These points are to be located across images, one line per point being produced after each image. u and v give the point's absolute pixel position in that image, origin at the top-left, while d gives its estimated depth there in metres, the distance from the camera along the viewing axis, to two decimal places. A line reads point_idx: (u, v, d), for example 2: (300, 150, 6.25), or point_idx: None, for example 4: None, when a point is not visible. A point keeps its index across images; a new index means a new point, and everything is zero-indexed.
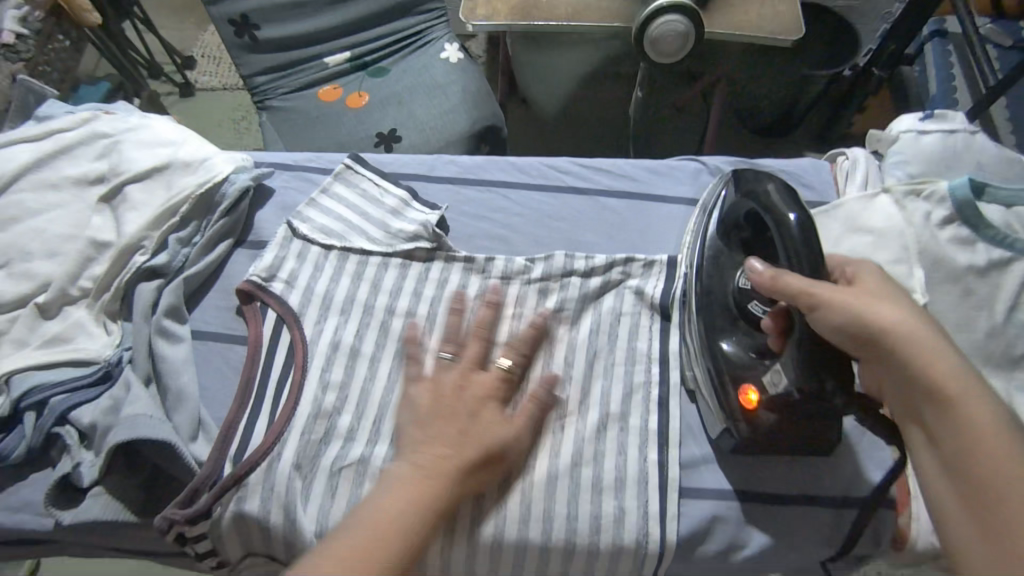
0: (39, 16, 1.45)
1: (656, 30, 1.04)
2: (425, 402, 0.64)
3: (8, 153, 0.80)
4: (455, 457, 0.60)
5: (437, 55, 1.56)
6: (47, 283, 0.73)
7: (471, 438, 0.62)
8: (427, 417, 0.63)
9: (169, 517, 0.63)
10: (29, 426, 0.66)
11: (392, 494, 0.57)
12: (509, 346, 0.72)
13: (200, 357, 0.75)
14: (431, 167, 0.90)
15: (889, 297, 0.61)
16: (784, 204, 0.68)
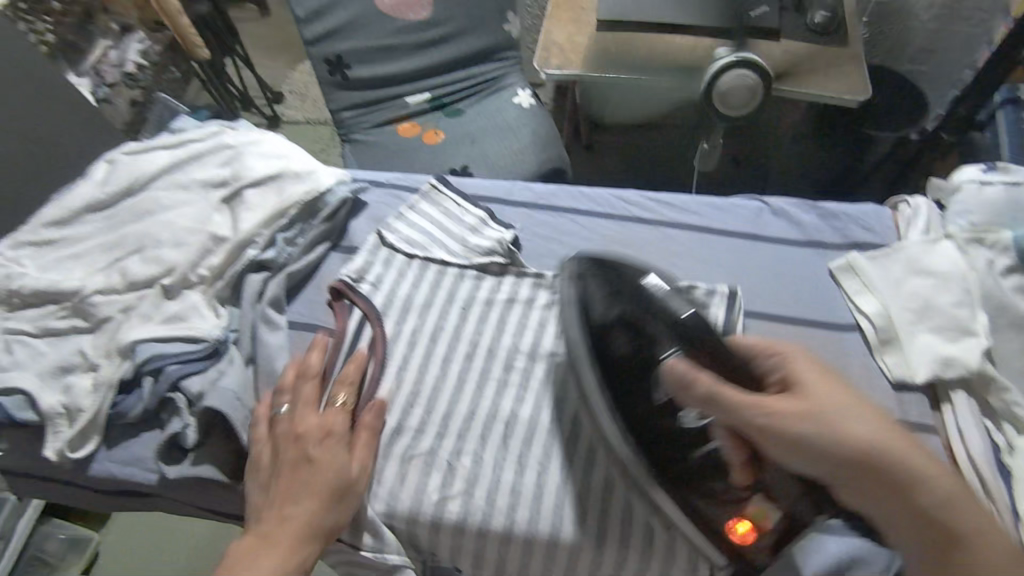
0: (157, 50, 1.79)
1: (727, 83, 1.12)
2: (265, 463, 0.69)
3: (150, 156, 0.93)
4: (274, 526, 0.64)
5: (510, 99, 1.68)
6: (173, 268, 0.83)
7: (315, 487, 0.66)
8: (275, 477, 0.67)
9: None
10: (148, 389, 0.75)
11: (259, 562, 0.62)
12: (340, 381, 0.75)
13: (293, 345, 0.83)
14: (508, 192, 0.98)
15: (837, 405, 0.60)
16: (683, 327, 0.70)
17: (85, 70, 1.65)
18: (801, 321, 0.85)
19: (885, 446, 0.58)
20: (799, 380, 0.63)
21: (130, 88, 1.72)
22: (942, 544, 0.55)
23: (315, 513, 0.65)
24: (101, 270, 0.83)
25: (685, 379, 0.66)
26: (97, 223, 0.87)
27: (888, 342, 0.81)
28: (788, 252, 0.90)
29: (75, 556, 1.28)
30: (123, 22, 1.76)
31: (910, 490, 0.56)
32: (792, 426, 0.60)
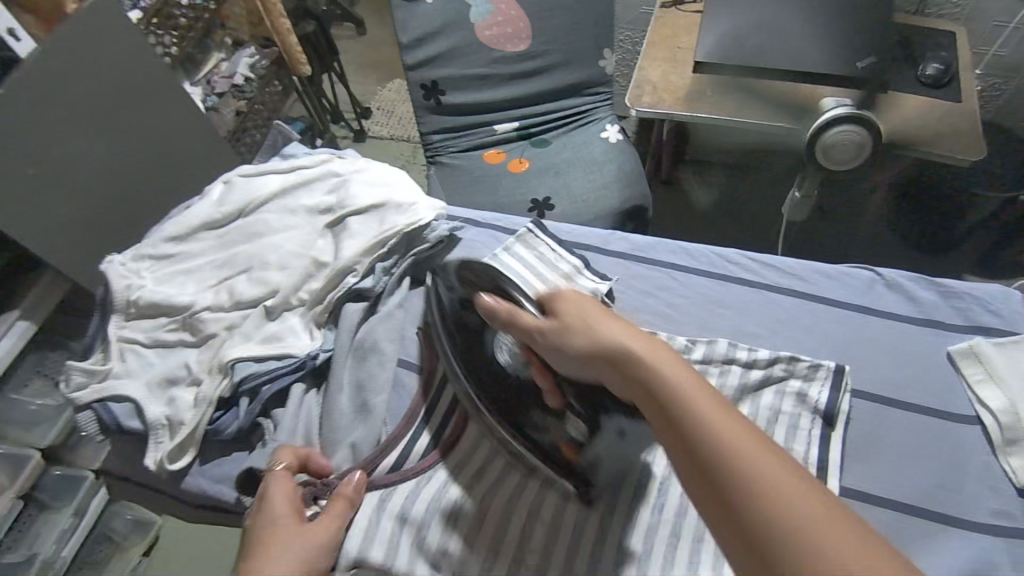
0: (264, 64, 1.86)
1: (833, 137, 1.06)
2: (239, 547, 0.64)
3: (263, 180, 0.97)
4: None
5: (598, 134, 1.68)
6: (276, 290, 0.86)
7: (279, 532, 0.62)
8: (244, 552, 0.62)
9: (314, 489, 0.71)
10: (244, 409, 0.78)
11: None
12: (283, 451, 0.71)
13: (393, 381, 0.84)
14: (605, 241, 0.97)
15: (592, 321, 0.63)
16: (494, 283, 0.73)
17: (198, 80, 1.79)
18: (916, 409, 0.78)
19: (618, 345, 0.60)
20: (557, 303, 0.67)
21: (237, 99, 1.79)
22: (663, 418, 0.54)
23: (299, 567, 0.60)
24: (211, 287, 0.87)
25: (490, 313, 0.71)
26: (210, 240, 0.92)
27: (1015, 443, 0.73)
28: (900, 328, 0.84)
29: (138, 537, 1.34)
30: (236, 37, 1.90)
31: (650, 382, 0.56)
32: (562, 341, 0.64)
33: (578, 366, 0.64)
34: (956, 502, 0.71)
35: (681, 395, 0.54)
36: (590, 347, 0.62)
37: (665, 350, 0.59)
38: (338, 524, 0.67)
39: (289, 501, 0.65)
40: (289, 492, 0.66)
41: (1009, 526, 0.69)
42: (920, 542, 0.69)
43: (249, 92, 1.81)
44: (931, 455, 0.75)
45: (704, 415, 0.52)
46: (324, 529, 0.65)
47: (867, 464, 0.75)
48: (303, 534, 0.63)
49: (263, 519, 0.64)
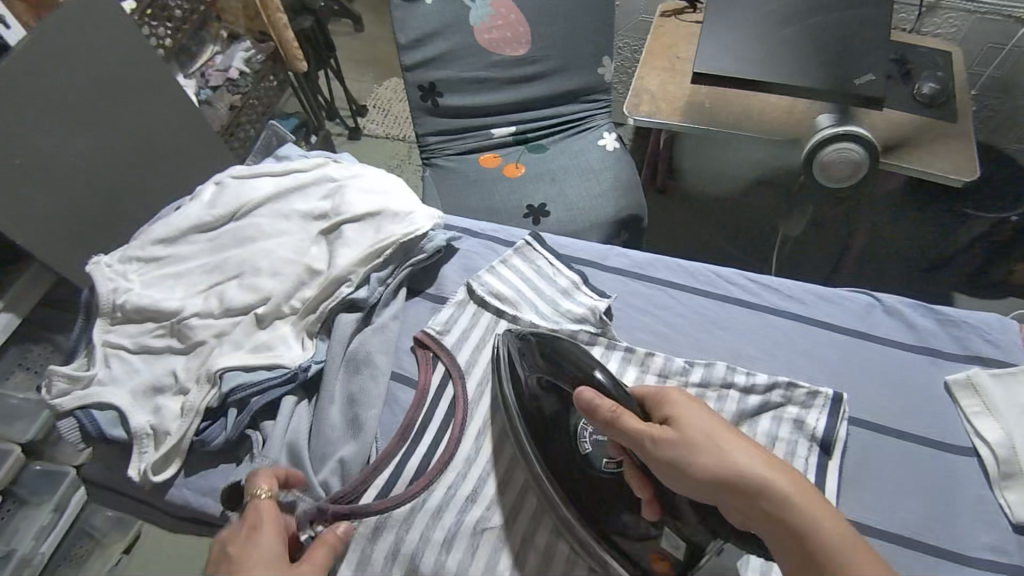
0: (260, 59, 1.82)
1: (831, 155, 1.06)
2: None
3: (257, 183, 0.95)
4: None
5: (595, 142, 1.67)
6: (268, 298, 0.84)
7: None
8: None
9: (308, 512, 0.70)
10: (232, 420, 0.76)
11: None
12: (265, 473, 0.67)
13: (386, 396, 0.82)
14: (603, 256, 0.96)
15: (714, 438, 0.59)
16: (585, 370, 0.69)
17: (192, 72, 1.74)
18: (912, 438, 0.78)
19: (753, 469, 0.56)
20: (675, 409, 0.63)
21: (231, 92, 1.76)
22: (800, 555, 0.53)
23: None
24: (200, 292, 0.85)
25: (589, 407, 0.65)
26: (200, 243, 0.89)
27: (1012, 477, 0.73)
28: (897, 354, 0.84)
29: (119, 535, 1.32)
30: (232, 30, 1.83)
31: (789, 520, 0.54)
32: (677, 455, 0.59)
33: (694, 488, 0.59)
34: (951, 534, 0.71)
35: (828, 540, 0.52)
36: (717, 470, 0.57)
37: (800, 480, 0.56)
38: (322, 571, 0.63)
39: (278, 540, 0.62)
40: (277, 530, 0.63)
41: (1004, 561, 0.69)
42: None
43: (243, 86, 1.78)
44: (926, 486, 0.74)
45: (854, 567, 0.51)
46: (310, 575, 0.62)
47: (862, 493, 0.74)
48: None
49: (248, 554, 0.60)
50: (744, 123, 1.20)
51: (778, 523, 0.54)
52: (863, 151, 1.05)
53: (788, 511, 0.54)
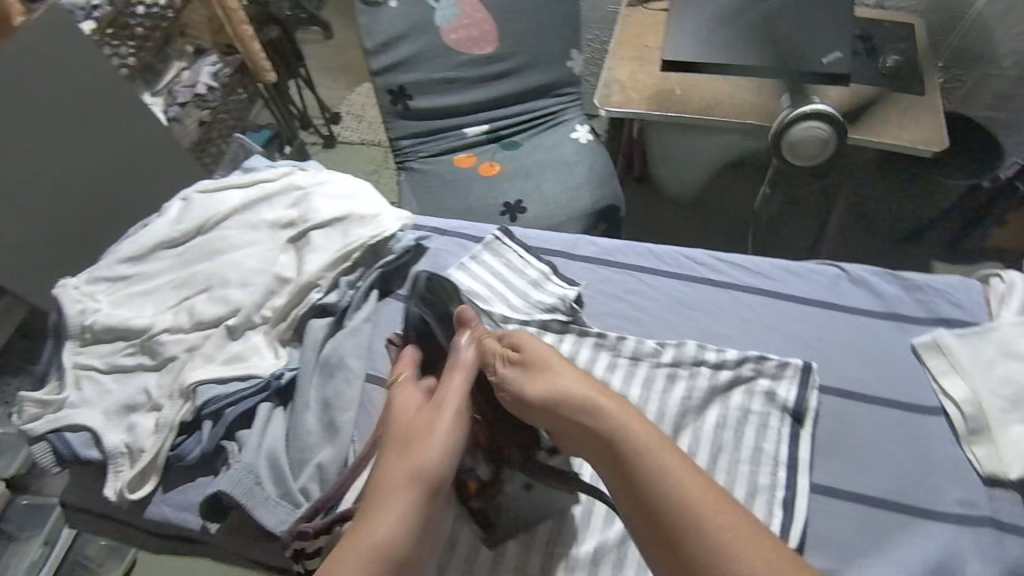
0: (227, 72, 1.80)
1: (797, 134, 1.06)
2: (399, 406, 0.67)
3: (223, 196, 0.95)
4: (379, 481, 0.60)
5: (568, 134, 1.67)
6: (238, 309, 0.84)
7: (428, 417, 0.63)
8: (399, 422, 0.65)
9: (298, 530, 0.68)
10: (207, 432, 0.76)
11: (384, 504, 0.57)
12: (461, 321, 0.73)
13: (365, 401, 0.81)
14: (573, 245, 0.96)
15: (550, 364, 0.67)
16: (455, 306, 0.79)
17: (159, 90, 1.73)
18: (884, 403, 0.79)
19: (575, 388, 0.64)
20: (524, 344, 0.70)
21: (201, 109, 1.74)
22: (610, 459, 0.59)
23: (423, 459, 0.60)
24: (169, 308, 0.85)
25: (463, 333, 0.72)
26: (168, 259, 0.89)
27: (977, 432, 0.74)
28: (866, 322, 0.85)
29: (116, 561, 1.22)
30: (198, 44, 1.83)
31: (601, 426, 0.60)
32: (520, 381, 0.66)
33: (531, 407, 0.66)
34: (924, 493, 0.72)
35: (635, 443, 0.58)
36: (548, 391, 0.64)
37: (617, 398, 0.63)
38: (460, 407, 0.65)
39: (406, 405, 0.66)
40: (405, 399, 0.68)
41: (973, 514, 0.70)
42: (888, 535, 0.70)
43: (213, 101, 1.76)
44: (898, 448, 0.75)
45: (653, 462, 0.57)
46: (442, 417, 0.63)
47: (836, 459, 0.75)
48: (422, 429, 0.62)
49: (386, 426, 0.66)
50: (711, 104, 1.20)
51: (594, 433, 0.61)
52: (828, 127, 1.04)
53: (603, 421, 0.61)
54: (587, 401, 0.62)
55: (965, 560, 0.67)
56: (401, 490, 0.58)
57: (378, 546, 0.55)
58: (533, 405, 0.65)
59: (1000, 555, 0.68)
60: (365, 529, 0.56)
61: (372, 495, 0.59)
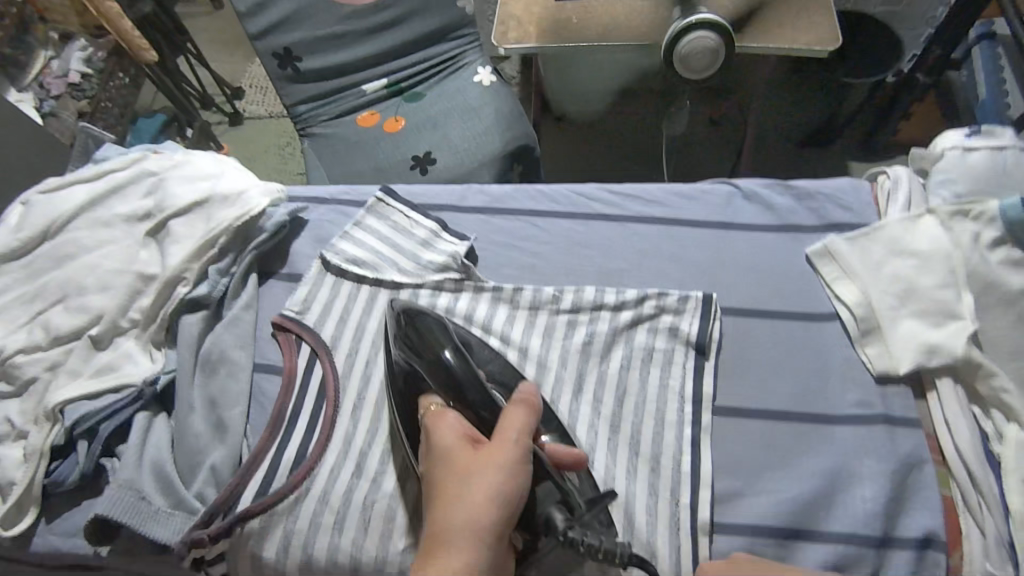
0: (101, 56, 1.52)
1: (688, 45, 1.00)
2: (435, 492, 0.57)
3: (67, 193, 0.85)
4: (439, 531, 0.54)
5: (470, 79, 1.53)
6: (100, 316, 0.77)
7: (462, 523, 0.54)
8: (433, 516, 0.55)
9: (191, 540, 0.64)
10: (82, 453, 0.70)
11: None
12: (520, 400, 0.62)
13: (255, 393, 0.77)
14: (461, 197, 0.92)
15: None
16: (451, 350, 0.67)
17: (28, 86, 1.47)
18: (778, 316, 0.79)
19: None
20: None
21: (77, 99, 1.47)
22: None
23: (485, 502, 0.54)
24: (22, 326, 0.77)
25: (519, 404, 0.62)
26: (15, 273, 0.80)
27: (869, 333, 0.75)
28: (760, 237, 0.85)
29: None
30: (63, 30, 1.53)
31: None
32: None
33: None
34: (822, 400, 0.73)
35: None
36: None
37: None
38: (526, 433, 0.60)
39: (458, 432, 0.60)
40: (455, 424, 0.61)
41: (868, 414, 0.72)
42: (788, 444, 0.71)
43: (90, 89, 1.49)
44: (796, 357, 0.76)
45: None
46: (501, 447, 0.58)
47: (737, 379, 0.75)
48: (479, 479, 0.56)
49: (434, 458, 0.59)
50: (607, 26, 1.10)
51: None
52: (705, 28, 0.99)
53: None
54: None
55: (860, 461, 0.69)
56: (466, 542, 0.53)
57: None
58: None
59: (891, 449, 0.69)
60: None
61: (430, 544, 0.54)
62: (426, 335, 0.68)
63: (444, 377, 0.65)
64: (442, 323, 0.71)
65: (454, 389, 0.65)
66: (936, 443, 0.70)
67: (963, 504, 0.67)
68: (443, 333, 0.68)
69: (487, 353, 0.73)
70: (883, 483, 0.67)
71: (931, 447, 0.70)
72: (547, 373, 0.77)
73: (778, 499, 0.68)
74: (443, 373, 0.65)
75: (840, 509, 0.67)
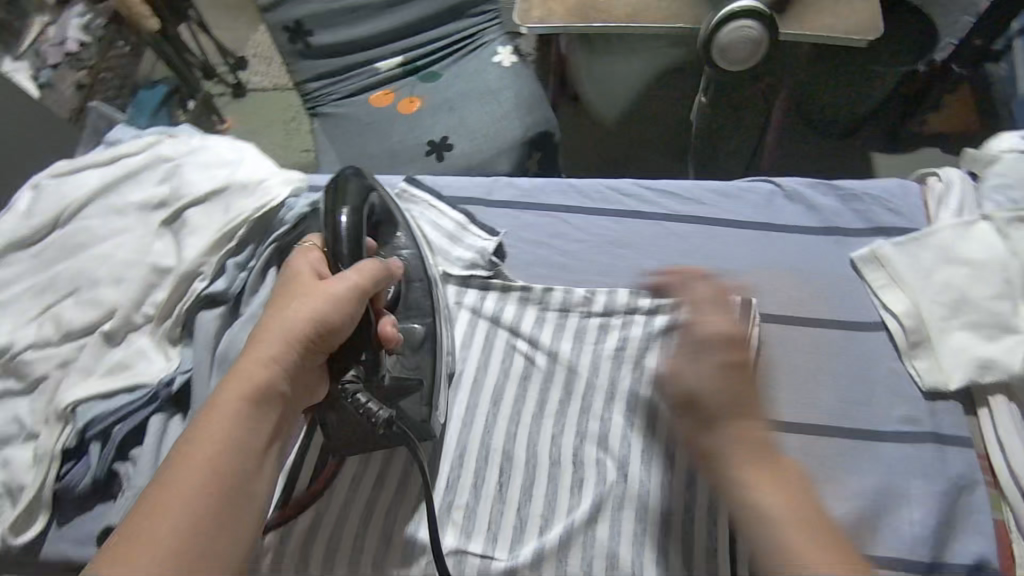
0: (100, 23, 1.50)
1: (721, 49, 0.94)
2: (274, 310, 0.60)
3: (78, 178, 0.81)
4: (264, 339, 0.58)
5: (490, 58, 1.46)
6: (113, 310, 0.73)
7: (294, 333, 0.58)
8: (268, 330, 0.59)
9: None
10: (95, 457, 0.68)
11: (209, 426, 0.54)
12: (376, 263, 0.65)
13: None
14: (489, 190, 0.88)
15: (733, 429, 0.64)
16: (353, 205, 0.67)
17: (24, 53, 1.47)
18: (822, 324, 0.75)
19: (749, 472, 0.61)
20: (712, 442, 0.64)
21: (75, 69, 1.47)
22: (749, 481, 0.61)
23: (313, 313, 0.59)
24: (32, 319, 0.73)
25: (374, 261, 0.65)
26: (24, 262, 0.77)
27: (919, 346, 0.72)
28: (804, 240, 0.81)
29: None
30: None
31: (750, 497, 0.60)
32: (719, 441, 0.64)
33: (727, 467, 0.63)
34: (868, 416, 0.70)
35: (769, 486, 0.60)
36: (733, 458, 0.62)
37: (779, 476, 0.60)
38: (370, 277, 0.62)
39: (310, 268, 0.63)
40: (312, 262, 0.64)
41: (918, 433, 0.69)
42: (833, 463, 0.68)
43: (89, 59, 1.48)
44: (839, 369, 0.73)
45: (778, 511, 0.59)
46: (343, 281, 0.61)
47: (781, 391, 0.72)
48: (315, 298, 0.59)
49: (285, 284, 0.63)
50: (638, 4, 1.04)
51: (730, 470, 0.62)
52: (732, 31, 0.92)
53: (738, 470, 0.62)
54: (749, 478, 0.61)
55: (908, 484, 0.66)
56: (286, 353, 0.57)
57: (252, 394, 0.56)
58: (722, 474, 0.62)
59: (943, 471, 0.66)
60: (245, 380, 0.56)
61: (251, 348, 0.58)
62: (338, 197, 0.68)
63: (331, 230, 0.66)
64: (366, 191, 0.71)
65: (332, 240, 0.65)
66: (987, 462, 0.68)
67: (1016, 525, 0.64)
68: (360, 197, 0.68)
69: (405, 240, 0.75)
70: (931, 506, 0.64)
71: (982, 467, 0.67)
72: (576, 380, 0.73)
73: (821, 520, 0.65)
74: (335, 226, 0.66)
75: (888, 533, 0.64)
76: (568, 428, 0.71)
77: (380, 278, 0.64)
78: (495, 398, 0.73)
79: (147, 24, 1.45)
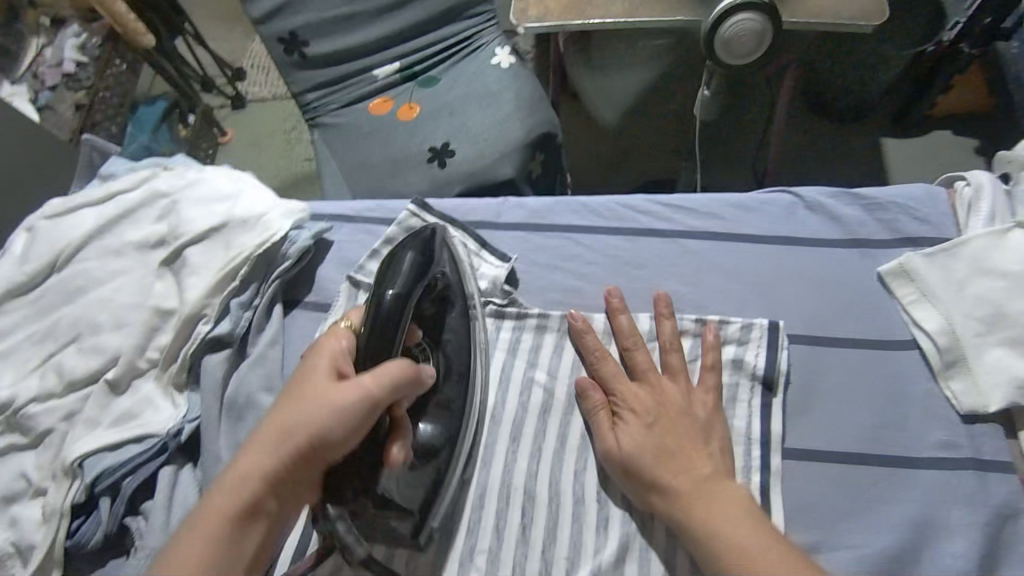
0: (96, 42, 1.47)
1: (723, 48, 0.91)
2: (280, 408, 0.57)
3: (74, 220, 0.79)
4: (263, 442, 0.56)
5: (487, 61, 1.42)
6: (117, 356, 0.71)
7: (291, 443, 0.55)
8: (270, 432, 0.56)
9: None
10: (105, 512, 0.66)
11: (194, 537, 0.53)
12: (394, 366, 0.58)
13: None
14: (497, 212, 0.85)
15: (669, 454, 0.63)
16: (404, 291, 0.64)
17: (21, 77, 1.43)
18: (851, 344, 0.72)
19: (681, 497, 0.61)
20: (659, 472, 0.63)
21: (73, 90, 1.42)
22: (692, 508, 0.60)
23: (312, 427, 0.55)
24: (35, 369, 0.71)
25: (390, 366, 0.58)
26: (22, 311, 0.75)
27: (954, 365, 0.68)
28: (828, 253, 0.77)
29: None
30: (56, 14, 1.50)
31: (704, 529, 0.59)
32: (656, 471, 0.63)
33: (663, 494, 0.62)
34: (903, 440, 0.67)
35: (719, 512, 0.59)
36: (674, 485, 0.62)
37: (724, 503, 0.60)
38: (379, 392, 0.56)
39: (327, 363, 0.59)
40: (330, 354, 0.60)
41: (956, 457, 0.66)
42: (869, 492, 0.65)
43: (86, 78, 1.44)
44: (871, 392, 0.70)
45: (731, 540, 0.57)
46: (351, 391, 0.56)
47: (812, 417, 0.69)
48: (317, 409, 0.56)
49: (300, 374, 0.60)
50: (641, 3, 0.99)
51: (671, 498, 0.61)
52: (730, 29, 0.89)
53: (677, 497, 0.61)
54: (696, 509, 0.60)
55: (948, 512, 0.63)
56: (280, 464, 0.55)
57: (237, 511, 0.54)
58: (672, 507, 0.61)
59: (984, 498, 0.64)
60: (236, 490, 0.55)
61: (251, 450, 0.56)
62: (390, 276, 0.66)
63: (373, 316, 0.63)
64: (424, 270, 0.68)
65: (372, 325, 0.62)
66: None
67: None
68: (416, 279, 0.66)
69: (458, 322, 0.73)
70: (978, 539, 0.62)
71: None
72: None
73: (858, 555, 0.62)
74: (378, 311, 0.63)
75: (928, 565, 0.61)
76: (591, 462, 0.68)
77: (391, 391, 0.57)
78: (514, 435, 0.70)
79: (144, 41, 1.43)
